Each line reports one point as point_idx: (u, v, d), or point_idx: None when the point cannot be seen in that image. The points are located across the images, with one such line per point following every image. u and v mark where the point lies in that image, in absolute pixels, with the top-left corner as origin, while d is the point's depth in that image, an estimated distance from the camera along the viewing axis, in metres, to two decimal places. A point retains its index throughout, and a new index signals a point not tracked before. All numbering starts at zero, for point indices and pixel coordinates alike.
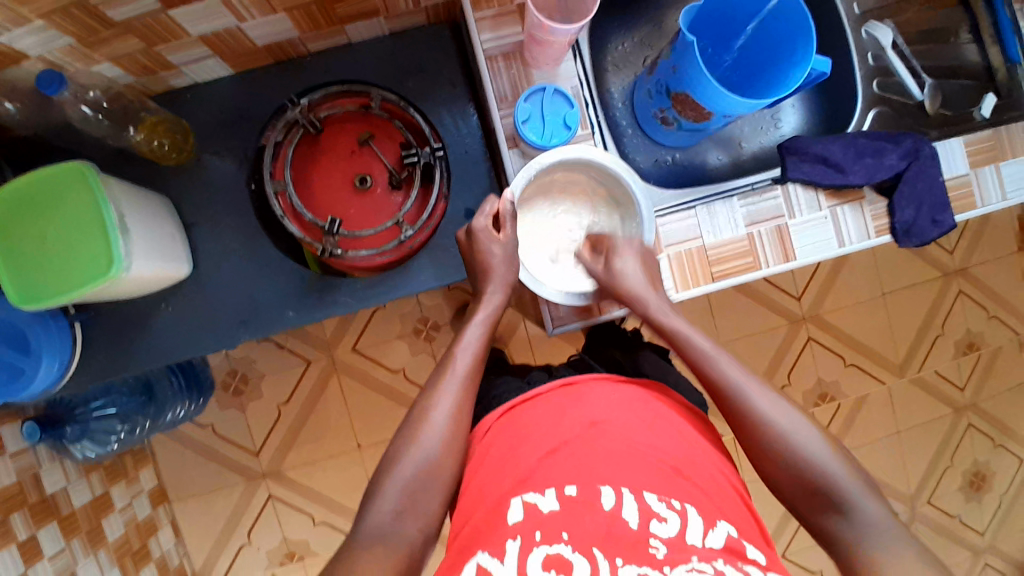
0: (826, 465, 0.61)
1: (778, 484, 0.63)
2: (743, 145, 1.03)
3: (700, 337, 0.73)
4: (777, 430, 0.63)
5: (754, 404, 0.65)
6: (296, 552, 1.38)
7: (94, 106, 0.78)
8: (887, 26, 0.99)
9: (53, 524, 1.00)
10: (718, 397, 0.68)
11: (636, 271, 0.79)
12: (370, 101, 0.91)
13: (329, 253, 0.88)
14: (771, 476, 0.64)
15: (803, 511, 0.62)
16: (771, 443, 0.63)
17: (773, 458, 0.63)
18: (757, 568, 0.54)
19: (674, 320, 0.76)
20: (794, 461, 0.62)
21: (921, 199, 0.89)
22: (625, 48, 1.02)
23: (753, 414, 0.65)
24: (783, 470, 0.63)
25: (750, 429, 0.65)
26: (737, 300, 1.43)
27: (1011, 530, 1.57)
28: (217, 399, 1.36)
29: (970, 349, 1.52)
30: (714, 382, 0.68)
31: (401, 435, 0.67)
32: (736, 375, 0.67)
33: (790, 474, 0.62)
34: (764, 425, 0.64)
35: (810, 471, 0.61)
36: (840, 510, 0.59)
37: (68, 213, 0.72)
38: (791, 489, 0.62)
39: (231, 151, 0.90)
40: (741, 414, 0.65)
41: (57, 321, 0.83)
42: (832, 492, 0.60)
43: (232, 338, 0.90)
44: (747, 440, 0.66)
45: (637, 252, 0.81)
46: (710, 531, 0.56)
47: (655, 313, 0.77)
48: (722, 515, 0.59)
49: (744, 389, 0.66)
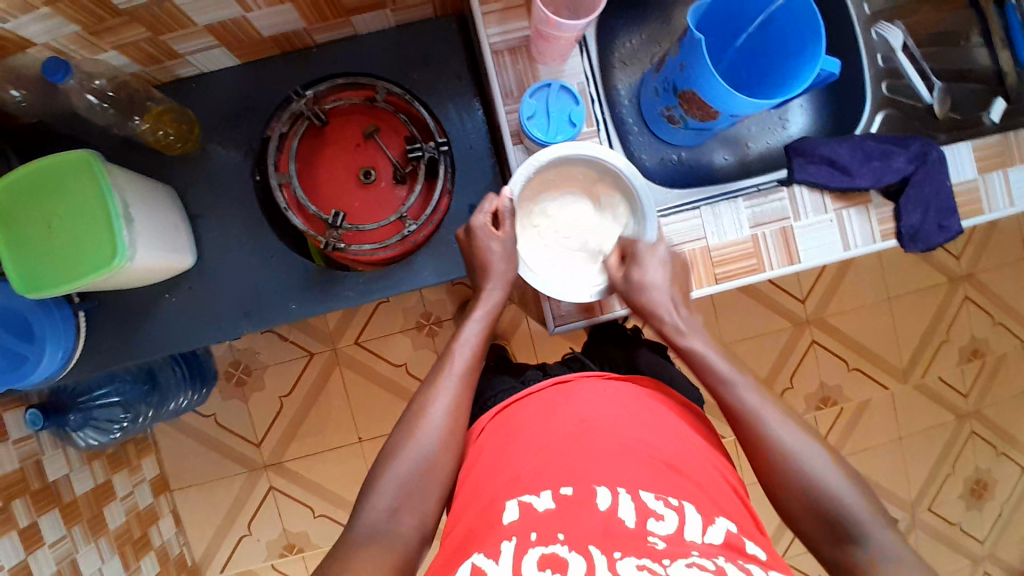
0: (841, 493, 0.61)
1: (790, 510, 0.63)
2: (750, 145, 1.02)
3: (718, 358, 0.73)
4: (792, 455, 0.64)
5: (770, 431, 0.66)
6: (295, 543, 1.39)
7: (99, 94, 0.78)
8: (897, 27, 0.98)
9: (54, 510, 1.01)
10: (734, 421, 0.68)
11: (658, 274, 0.79)
12: (375, 94, 0.90)
13: (333, 246, 0.87)
14: (785, 502, 0.64)
15: (814, 536, 0.62)
16: (786, 469, 0.63)
17: (787, 484, 0.63)
18: (757, 563, 0.54)
19: (693, 339, 0.76)
20: (808, 488, 0.62)
21: (928, 203, 0.88)
22: (632, 45, 1.01)
23: (768, 439, 0.65)
24: (796, 495, 0.63)
25: (765, 454, 0.65)
26: (742, 301, 1.42)
27: (1012, 538, 1.57)
28: (219, 389, 1.37)
29: (974, 356, 1.51)
30: (731, 406, 0.69)
31: (398, 432, 0.67)
32: (752, 399, 0.68)
33: (804, 500, 0.62)
34: (779, 451, 0.64)
35: (823, 497, 0.61)
36: (852, 536, 0.60)
37: (73, 201, 0.72)
38: (803, 516, 0.62)
39: (236, 141, 0.90)
40: (756, 439, 0.66)
41: (61, 309, 0.84)
42: (844, 518, 0.60)
43: (234, 329, 0.90)
44: (756, 459, 0.66)
45: (661, 260, 0.80)
46: (709, 526, 0.56)
47: (674, 330, 0.77)
48: (720, 511, 0.59)
49: (760, 413, 0.67)
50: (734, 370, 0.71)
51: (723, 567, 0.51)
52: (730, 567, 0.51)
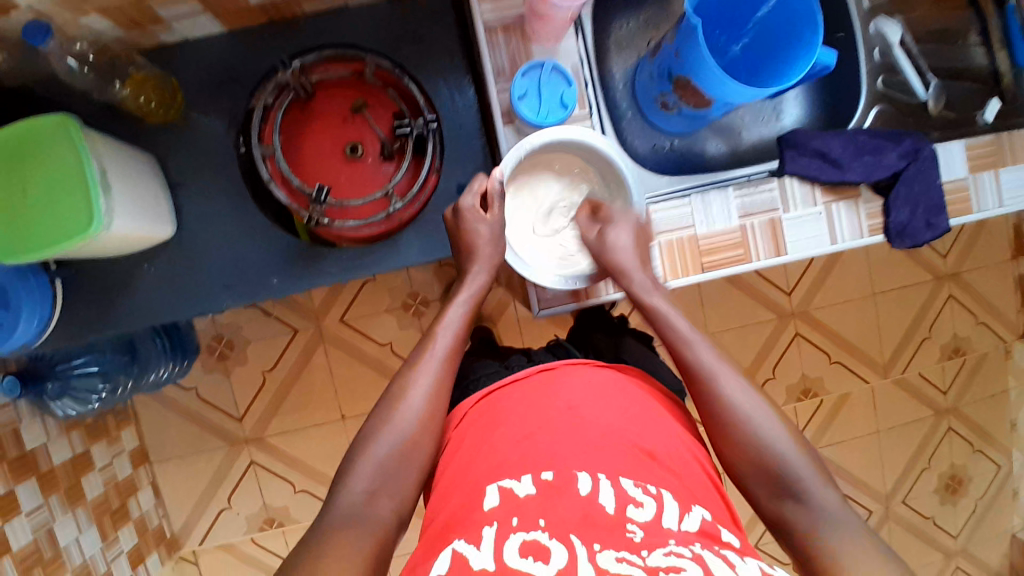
0: (786, 452, 0.61)
1: (736, 466, 0.63)
2: (743, 134, 1.01)
3: (680, 317, 0.73)
4: (742, 413, 0.63)
5: (722, 389, 0.65)
6: (276, 518, 1.39)
7: (81, 59, 0.75)
8: (896, 22, 0.97)
9: (32, 479, 1.00)
10: (688, 379, 0.68)
11: (627, 238, 0.80)
12: (364, 68, 0.87)
13: (316, 221, 0.84)
14: (731, 458, 0.64)
15: (758, 494, 0.62)
16: (735, 426, 0.63)
17: (735, 441, 0.63)
18: (732, 550, 0.54)
19: (657, 297, 0.77)
20: (754, 446, 0.62)
21: (917, 201, 0.88)
22: (629, 28, 0.99)
23: (719, 397, 0.65)
24: (742, 453, 0.63)
25: (715, 412, 0.65)
26: (729, 292, 1.43)
27: (983, 533, 1.60)
28: (201, 362, 1.35)
29: (955, 354, 1.53)
30: (686, 363, 0.68)
31: (376, 414, 0.66)
32: (708, 357, 0.67)
33: (751, 458, 0.62)
34: (729, 409, 0.64)
35: (770, 455, 0.61)
36: (794, 495, 0.59)
37: (50, 167, 0.70)
38: (748, 474, 0.62)
39: (220, 111, 0.88)
40: (708, 396, 0.65)
41: (38, 277, 0.82)
42: (788, 476, 0.60)
43: (215, 301, 0.89)
44: (709, 416, 0.66)
45: (632, 225, 0.81)
46: (686, 515, 0.56)
47: (640, 288, 0.77)
48: (697, 499, 0.59)
49: (715, 372, 0.66)
50: (694, 329, 0.71)
51: (701, 555, 0.51)
52: (708, 555, 0.51)
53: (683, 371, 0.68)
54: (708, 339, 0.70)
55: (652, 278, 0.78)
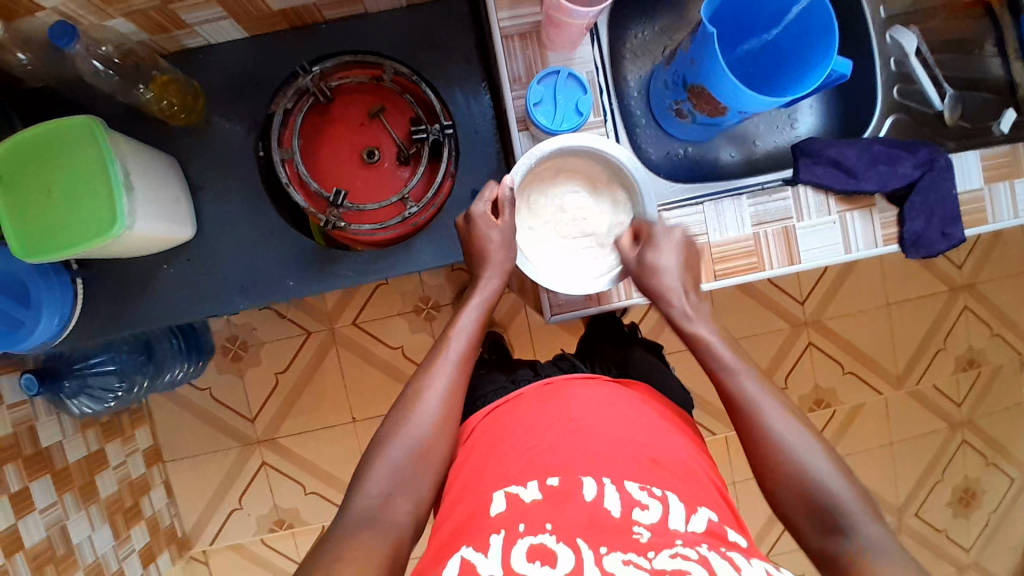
0: (830, 484, 0.61)
1: (781, 500, 0.63)
2: (757, 143, 1.01)
3: (722, 344, 0.72)
4: (786, 446, 0.64)
5: (766, 423, 0.65)
6: (285, 519, 1.40)
7: (105, 61, 0.76)
8: (912, 32, 0.97)
9: (47, 476, 1.02)
10: (733, 410, 0.68)
11: (671, 258, 0.78)
12: (383, 73, 0.91)
13: (333, 224, 0.87)
14: (778, 494, 0.64)
15: (804, 527, 0.62)
16: (780, 459, 0.64)
17: (780, 475, 0.63)
18: (739, 551, 0.54)
19: (698, 324, 0.75)
20: (800, 479, 0.62)
21: (932, 210, 0.88)
22: (644, 36, 1.00)
23: (765, 431, 0.65)
24: (788, 486, 0.63)
25: (759, 445, 0.65)
26: (741, 300, 1.42)
27: (997, 549, 1.58)
28: (215, 362, 1.37)
29: (970, 365, 1.51)
30: (732, 395, 0.68)
31: (392, 417, 0.67)
32: (752, 390, 0.68)
33: (796, 491, 0.62)
34: (776, 445, 0.64)
35: (814, 488, 0.61)
36: (840, 527, 0.59)
37: (74, 166, 0.72)
38: (796, 510, 0.62)
39: (240, 115, 0.90)
40: (751, 426, 0.66)
41: (59, 277, 0.84)
42: (832, 509, 0.60)
43: (231, 304, 0.90)
44: (754, 450, 0.66)
45: (676, 244, 0.79)
46: (691, 515, 0.57)
47: (680, 315, 0.76)
48: (702, 500, 0.60)
49: (758, 404, 0.67)
50: (737, 358, 0.71)
51: (706, 556, 0.51)
52: (713, 556, 0.51)
53: (727, 402, 0.69)
54: (753, 370, 0.70)
55: (692, 303, 0.77)
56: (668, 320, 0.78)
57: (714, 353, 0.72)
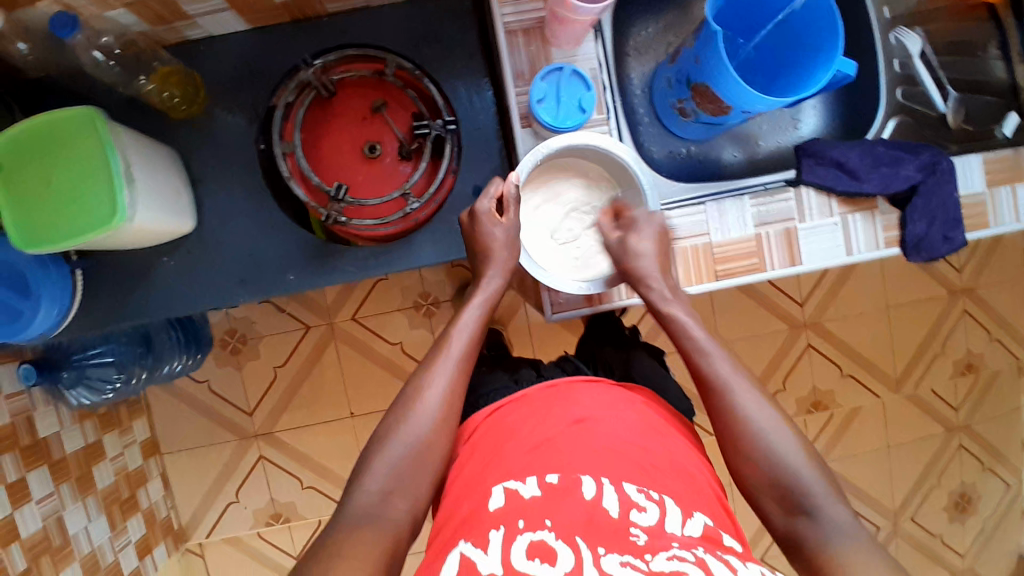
0: (796, 467, 0.61)
1: (746, 479, 0.63)
2: (760, 142, 1.01)
3: (699, 327, 0.72)
4: (755, 428, 0.63)
5: (739, 402, 0.65)
6: (282, 513, 1.40)
7: (106, 52, 0.77)
8: (917, 33, 0.97)
9: (43, 467, 1.02)
10: (704, 391, 0.67)
11: (650, 243, 0.77)
12: (385, 67, 0.89)
13: (334, 220, 0.86)
14: (744, 474, 0.63)
15: (769, 509, 0.61)
16: (748, 441, 0.63)
17: (748, 457, 0.63)
18: (735, 555, 0.54)
19: (675, 306, 0.74)
20: (767, 461, 0.62)
21: (934, 213, 0.87)
22: (648, 34, 1.00)
23: (737, 412, 0.64)
24: (754, 468, 0.62)
25: (728, 426, 0.64)
26: (740, 302, 1.42)
27: (993, 553, 1.58)
28: (213, 356, 1.37)
29: (968, 370, 1.51)
30: (704, 376, 0.67)
31: (392, 413, 0.67)
32: (726, 371, 0.67)
33: (763, 473, 0.62)
34: (747, 425, 0.63)
35: (781, 471, 0.61)
36: (805, 510, 0.59)
37: (76, 156, 0.71)
38: (762, 489, 0.61)
39: (242, 108, 0.89)
40: (722, 405, 0.65)
41: (59, 267, 0.83)
42: (799, 492, 0.60)
43: (230, 297, 0.89)
44: (723, 430, 0.65)
45: (657, 227, 0.79)
46: (688, 520, 0.56)
47: (658, 297, 0.75)
48: (700, 506, 0.59)
49: (730, 386, 0.66)
50: (711, 340, 0.70)
51: (703, 559, 0.51)
52: (710, 560, 0.51)
53: (698, 381, 0.68)
54: (726, 353, 0.69)
55: (671, 286, 0.76)
56: (646, 302, 0.76)
57: (688, 334, 0.71)
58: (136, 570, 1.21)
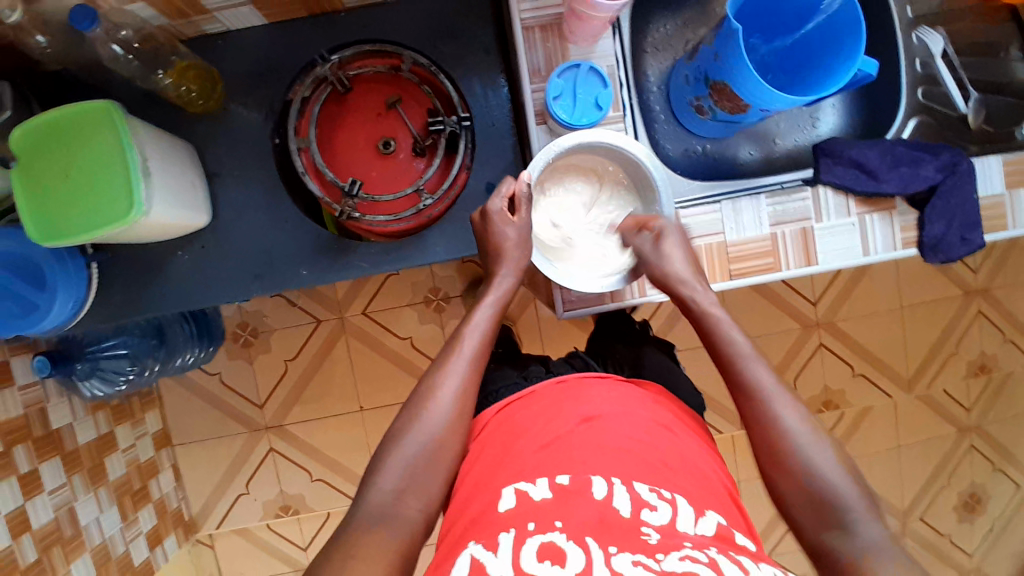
0: (837, 483, 0.60)
1: (781, 493, 0.62)
2: (777, 141, 1.00)
3: (737, 329, 0.71)
4: (795, 442, 0.62)
5: (777, 412, 0.64)
6: (292, 505, 1.41)
7: (124, 45, 0.76)
8: (939, 33, 0.95)
9: (55, 459, 1.03)
10: (744, 400, 0.67)
11: (679, 255, 0.76)
12: (401, 63, 0.89)
13: (347, 215, 0.86)
14: (777, 485, 0.63)
15: (804, 523, 0.61)
16: (787, 454, 0.62)
17: (785, 467, 0.62)
18: (748, 556, 0.53)
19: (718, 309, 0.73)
20: (805, 474, 0.61)
21: (952, 215, 0.87)
22: (666, 30, 0.99)
23: (773, 419, 0.64)
24: (791, 479, 0.62)
25: (769, 434, 0.64)
26: (752, 300, 1.41)
27: (1001, 554, 1.57)
28: (225, 348, 1.37)
29: (981, 371, 1.49)
30: (743, 382, 0.67)
31: (407, 412, 0.67)
32: (766, 378, 0.66)
33: (800, 486, 0.61)
34: (784, 435, 0.63)
35: (820, 485, 0.60)
36: (841, 525, 0.58)
37: (91, 148, 0.72)
38: (797, 502, 0.61)
39: (258, 103, 0.89)
40: (758, 413, 0.65)
41: (74, 260, 0.84)
42: (835, 506, 0.59)
43: (244, 291, 0.90)
44: (759, 439, 0.65)
45: (681, 237, 0.78)
46: (700, 518, 0.56)
47: (699, 300, 0.74)
48: (712, 505, 0.59)
49: (771, 397, 0.65)
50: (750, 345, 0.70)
51: (716, 560, 0.50)
52: (723, 560, 0.50)
53: (734, 386, 0.68)
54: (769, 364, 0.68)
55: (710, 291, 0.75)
56: (681, 304, 0.75)
57: (727, 341, 0.70)
58: (147, 561, 1.22)
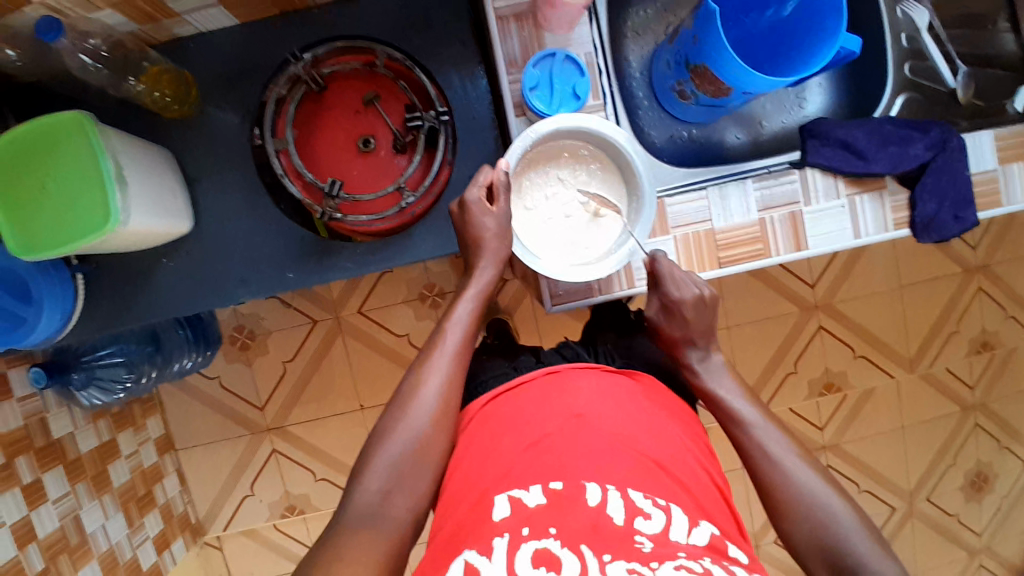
0: (847, 527, 0.60)
1: (791, 541, 0.62)
2: (764, 123, 0.99)
3: (739, 398, 0.72)
4: (803, 490, 0.63)
5: (786, 471, 0.64)
6: (297, 505, 1.41)
7: (94, 55, 0.75)
8: (924, 5, 0.93)
9: (59, 467, 1.04)
10: (749, 462, 0.67)
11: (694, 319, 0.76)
12: (375, 59, 0.88)
13: (329, 216, 0.85)
14: (792, 538, 0.62)
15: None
16: (790, 503, 0.62)
17: (798, 521, 0.62)
18: (740, 566, 0.54)
19: (718, 380, 0.74)
20: (817, 527, 0.61)
21: (945, 193, 0.85)
22: (646, 14, 0.97)
23: (781, 477, 0.64)
24: (807, 534, 0.61)
25: (776, 492, 0.64)
26: (749, 285, 1.40)
27: (1010, 532, 1.56)
28: (222, 352, 1.37)
29: (984, 348, 1.48)
30: (745, 446, 0.67)
31: (390, 411, 0.66)
32: (768, 438, 0.67)
33: (810, 534, 0.61)
34: (797, 491, 0.63)
35: (828, 531, 0.60)
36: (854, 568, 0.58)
37: (66, 160, 0.71)
38: (812, 554, 0.61)
39: (235, 106, 0.88)
40: (762, 476, 0.65)
41: (60, 272, 0.83)
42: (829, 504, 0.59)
43: (231, 296, 0.89)
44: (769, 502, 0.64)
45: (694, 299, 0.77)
46: (694, 528, 0.56)
47: (700, 372, 0.75)
48: (705, 513, 0.59)
49: (778, 456, 0.65)
50: (753, 410, 0.70)
51: (710, 570, 0.51)
52: (717, 570, 0.51)
53: (739, 452, 0.68)
54: (768, 419, 0.69)
55: (713, 358, 0.76)
56: (688, 376, 0.76)
57: (725, 403, 0.71)
58: (154, 565, 1.23)
